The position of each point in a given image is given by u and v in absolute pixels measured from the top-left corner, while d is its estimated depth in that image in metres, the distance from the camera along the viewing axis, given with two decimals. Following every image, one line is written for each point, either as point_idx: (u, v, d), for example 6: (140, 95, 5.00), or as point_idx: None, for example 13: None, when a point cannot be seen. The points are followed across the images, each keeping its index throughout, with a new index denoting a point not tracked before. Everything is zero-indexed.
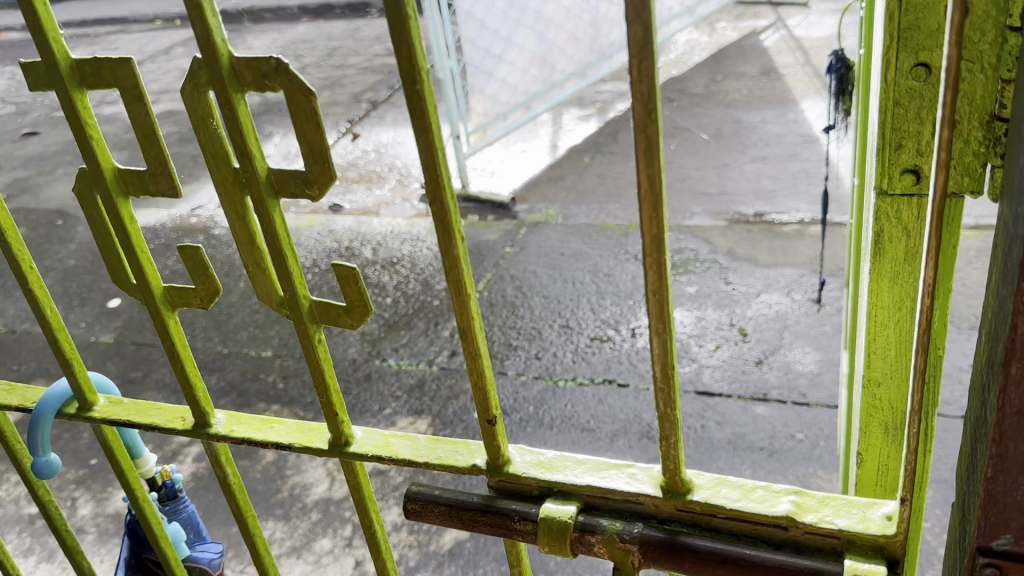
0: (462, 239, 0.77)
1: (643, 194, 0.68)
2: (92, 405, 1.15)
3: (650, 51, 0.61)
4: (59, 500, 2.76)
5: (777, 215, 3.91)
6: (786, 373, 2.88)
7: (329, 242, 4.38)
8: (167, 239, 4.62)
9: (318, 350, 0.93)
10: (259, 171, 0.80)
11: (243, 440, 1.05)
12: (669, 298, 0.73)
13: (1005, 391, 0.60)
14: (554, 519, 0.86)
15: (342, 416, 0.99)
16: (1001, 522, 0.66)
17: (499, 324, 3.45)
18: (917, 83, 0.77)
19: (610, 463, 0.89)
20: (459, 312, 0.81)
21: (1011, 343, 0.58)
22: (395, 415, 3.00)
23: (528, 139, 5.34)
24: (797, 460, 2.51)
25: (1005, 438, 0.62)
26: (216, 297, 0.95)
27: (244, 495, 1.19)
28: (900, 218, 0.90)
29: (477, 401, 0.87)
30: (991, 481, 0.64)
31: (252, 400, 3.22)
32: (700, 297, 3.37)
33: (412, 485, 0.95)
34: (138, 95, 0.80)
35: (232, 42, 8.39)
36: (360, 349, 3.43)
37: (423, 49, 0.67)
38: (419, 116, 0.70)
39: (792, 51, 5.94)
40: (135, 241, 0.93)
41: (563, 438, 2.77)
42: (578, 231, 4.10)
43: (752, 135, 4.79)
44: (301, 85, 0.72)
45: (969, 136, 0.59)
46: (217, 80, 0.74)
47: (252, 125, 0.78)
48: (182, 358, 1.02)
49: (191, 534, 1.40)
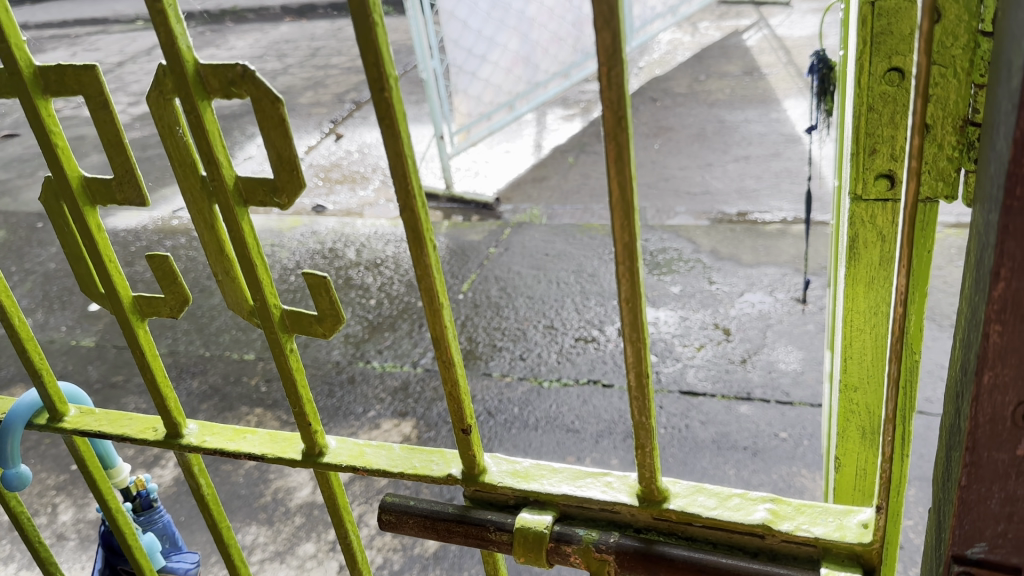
0: (435, 247, 0.77)
1: (614, 203, 0.67)
2: (62, 415, 1.14)
3: (619, 59, 0.61)
4: (39, 506, 2.73)
5: (760, 214, 3.92)
6: (770, 372, 2.89)
7: (312, 244, 4.35)
8: (148, 242, 4.59)
9: (290, 359, 0.92)
10: (226, 179, 0.78)
11: (216, 450, 1.05)
12: (642, 306, 0.73)
13: (978, 401, 0.60)
14: (529, 529, 0.86)
15: (316, 426, 0.98)
16: (975, 529, 0.66)
17: (483, 325, 3.44)
18: (891, 88, 0.77)
19: (587, 471, 0.88)
20: (432, 320, 0.80)
21: (982, 351, 0.58)
22: (379, 418, 2.98)
23: (512, 139, 5.33)
24: (780, 459, 2.52)
25: (978, 446, 0.62)
26: (185, 306, 0.93)
27: (218, 506, 1.18)
28: (875, 222, 0.90)
29: (452, 411, 0.86)
30: (966, 489, 0.64)
31: (235, 403, 3.19)
32: (684, 297, 3.38)
33: (387, 495, 0.95)
34: (102, 102, 0.79)
35: (215, 43, 8.33)
36: (344, 351, 3.41)
37: (391, 57, 0.66)
38: (389, 123, 0.69)
39: (774, 50, 5.96)
40: (103, 251, 0.92)
41: (547, 439, 2.76)
42: (562, 231, 4.10)
43: (735, 134, 4.81)
44: (268, 92, 0.71)
45: (944, 140, 0.60)
46: (181, 87, 0.73)
47: (218, 133, 0.77)
48: (153, 368, 1.00)
49: (168, 544, 1.40)
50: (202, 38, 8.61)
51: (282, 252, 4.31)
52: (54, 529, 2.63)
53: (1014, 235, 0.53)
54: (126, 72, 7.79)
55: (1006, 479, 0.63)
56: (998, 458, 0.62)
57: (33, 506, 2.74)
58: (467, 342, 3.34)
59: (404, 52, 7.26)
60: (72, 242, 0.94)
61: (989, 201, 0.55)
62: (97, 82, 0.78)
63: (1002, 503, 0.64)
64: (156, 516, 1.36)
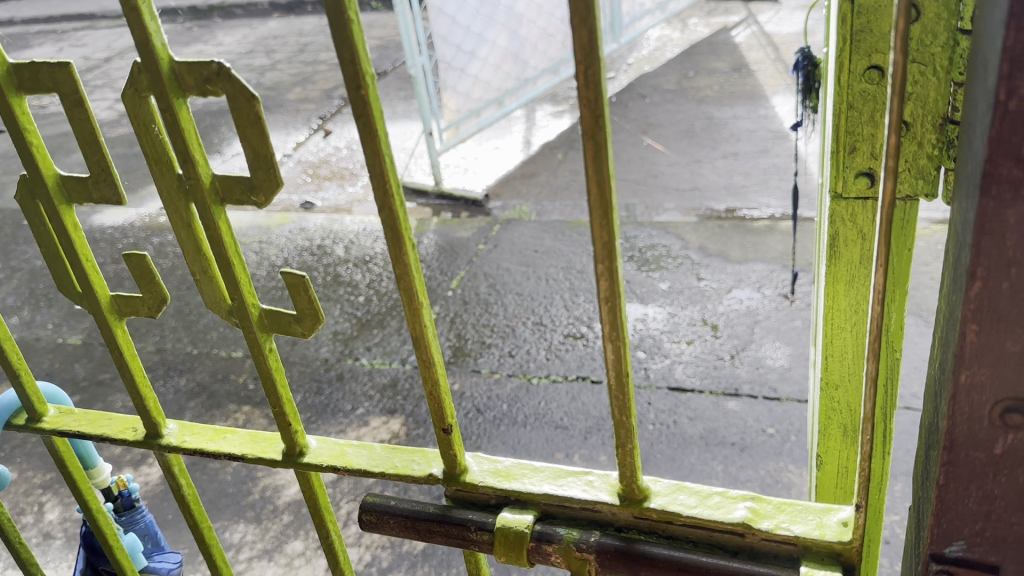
0: (414, 246, 0.77)
1: (593, 204, 0.67)
2: (41, 416, 1.13)
3: (597, 57, 0.61)
4: (25, 506, 2.71)
5: (748, 211, 3.93)
6: (757, 367, 2.90)
7: (301, 240, 4.33)
8: (136, 239, 4.56)
9: (269, 358, 0.92)
10: (203, 178, 0.78)
11: (196, 450, 1.04)
12: (622, 307, 0.73)
13: (955, 401, 0.60)
14: (510, 529, 0.86)
15: (297, 426, 0.98)
16: (953, 528, 0.66)
17: (472, 322, 3.43)
18: (870, 86, 0.79)
19: (568, 470, 0.88)
20: (412, 320, 0.80)
21: (959, 350, 0.58)
22: (368, 415, 2.98)
23: (501, 136, 5.33)
24: (768, 455, 2.53)
25: (955, 445, 0.62)
26: (163, 305, 0.93)
27: (198, 506, 1.17)
28: (855, 221, 0.91)
29: (432, 410, 0.86)
30: (943, 489, 0.65)
31: (223, 401, 3.18)
32: (672, 293, 3.38)
33: (367, 496, 0.94)
34: (78, 100, 0.78)
35: (203, 38, 8.29)
36: (332, 348, 3.40)
37: (367, 54, 0.66)
38: (365, 121, 0.69)
39: (763, 47, 5.98)
40: (80, 250, 0.91)
41: (536, 436, 2.76)
42: (552, 228, 4.09)
43: (724, 130, 4.82)
44: (244, 88, 0.70)
45: (922, 139, 0.61)
46: (155, 84, 0.73)
47: (195, 130, 0.76)
48: (131, 368, 1.00)
49: (150, 544, 1.42)
50: (190, 33, 8.56)
51: (270, 249, 4.29)
52: (40, 528, 2.62)
53: (989, 234, 0.54)
54: (113, 68, 7.74)
55: (982, 479, 0.63)
56: (975, 457, 0.62)
57: (19, 506, 2.72)
58: (456, 339, 3.34)
59: (393, 48, 7.24)
60: (47, 241, 0.93)
61: (965, 199, 0.55)
62: (71, 79, 0.77)
63: (979, 502, 0.64)
64: (138, 516, 1.39)
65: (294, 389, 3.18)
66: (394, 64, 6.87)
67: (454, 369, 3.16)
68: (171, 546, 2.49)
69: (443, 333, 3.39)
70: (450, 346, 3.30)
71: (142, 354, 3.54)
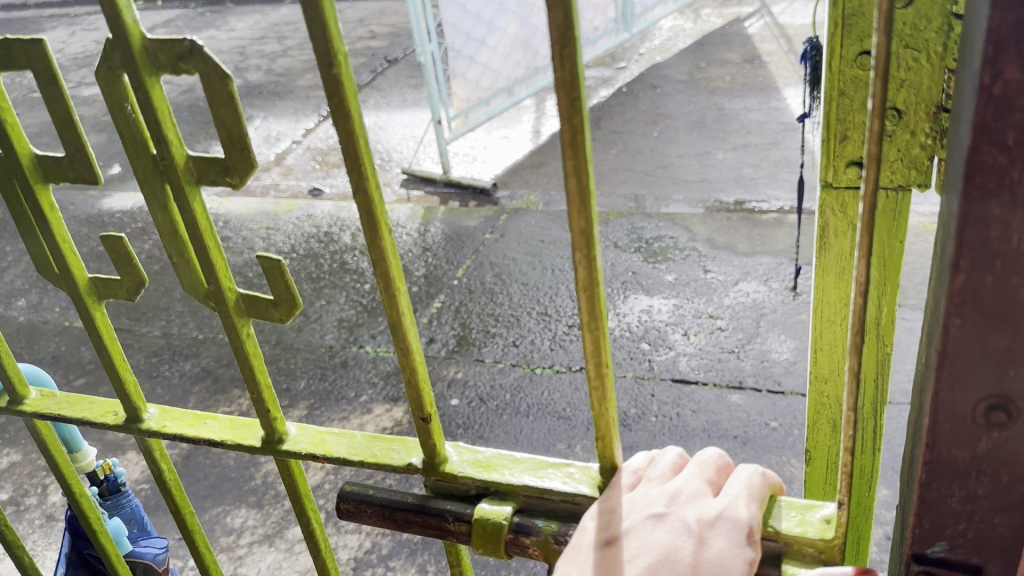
0: (389, 231, 0.76)
1: (569, 190, 0.66)
2: (24, 398, 1.13)
3: (572, 36, 0.60)
4: (29, 487, 2.74)
5: (757, 203, 3.91)
6: (762, 361, 2.88)
7: (308, 227, 4.33)
8: (144, 223, 4.58)
9: (247, 344, 0.91)
10: (177, 158, 0.77)
11: (176, 436, 1.04)
12: (599, 295, 0.72)
13: (937, 397, 0.59)
14: (488, 520, 0.85)
15: (276, 414, 0.98)
16: (935, 528, 0.66)
17: (477, 311, 3.43)
18: (862, 72, 0.81)
19: (549, 462, 0.89)
20: (389, 307, 0.80)
21: (941, 346, 0.57)
22: (371, 402, 2.98)
23: (511, 125, 5.31)
24: (770, 448, 2.51)
25: (938, 444, 0.61)
26: (141, 289, 0.93)
27: (181, 492, 1.18)
28: (846, 212, 0.93)
29: (411, 399, 0.86)
30: (925, 488, 0.64)
31: (228, 386, 3.19)
32: (678, 285, 3.37)
33: (346, 485, 0.95)
34: (53, 78, 0.78)
35: (214, 24, 8.28)
36: (337, 335, 3.40)
37: (339, 32, 0.65)
38: (338, 100, 0.68)
39: (776, 38, 5.92)
40: (56, 230, 0.92)
41: (539, 426, 2.76)
42: (559, 218, 4.08)
43: (735, 122, 4.78)
44: (216, 67, 0.70)
45: (917, 125, 0.69)
46: (124, 61, 0.72)
47: (168, 111, 0.76)
48: (110, 352, 1.00)
49: (135, 529, 1.46)
50: (202, 19, 8.55)
51: (277, 235, 4.29)
52: (44, 509, 2.64)
53: (974, 224, 0.53)
54: None
55: (965, 479, 0.62)
56: (957, 456, 0.61)
57: (24, 487, 2.74)
58: (461, 328, 3.34)
59: (404, 36, 7.21)
60: (24, 222, 0.93)
61: (947, 191, 0.55)
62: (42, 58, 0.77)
63: (962, 502, 0.63)
64: (123, 500, 1.43)
65: (299, 376, 3.18)
66: (405, 52, 6.85)
67: (458, 357, 3.16)
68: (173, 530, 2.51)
69: (447, 322, 3.38)
70: (454, 334, 3.30)
71: (148, 338, 3.55)
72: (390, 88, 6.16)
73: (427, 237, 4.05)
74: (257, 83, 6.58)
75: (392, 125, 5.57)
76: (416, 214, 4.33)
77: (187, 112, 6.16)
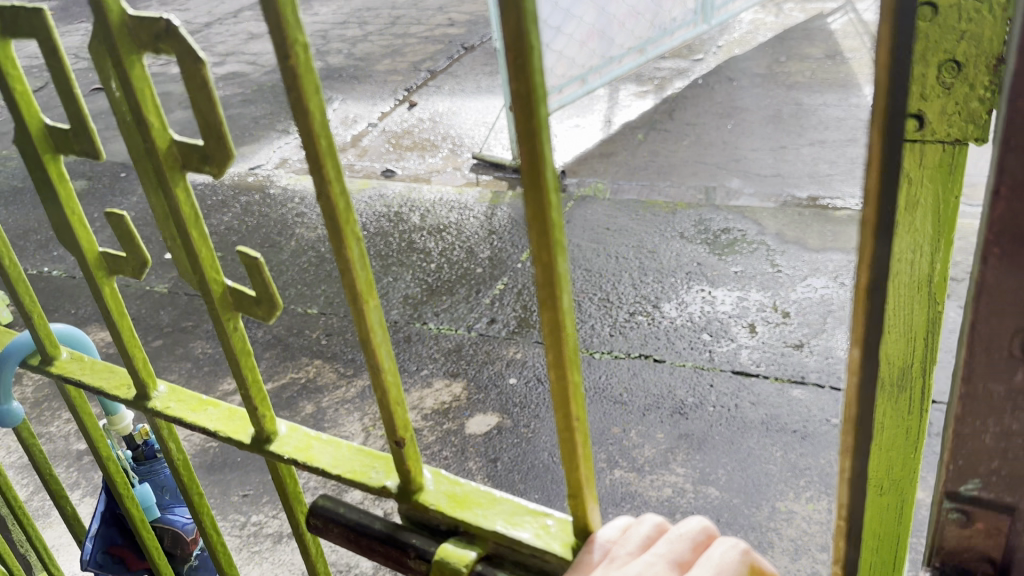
0: (355, 242, 0.76)
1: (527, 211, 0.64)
2: (53, 358, 1.21)
3: (527, 48, 0.56)
4: None
5: (831, 200, 3.83)
6: (827, 357, 2.83)
7: (379, 207, 4.42)
8: (225, 196, 4.76)
9: (234, 338, 0.94)
10: (159, 143, 0.80)
11: (176, 418, 1.09)
12: (563, 326, 0.70)
13: (975, 323, 0.55)
14: (449, 563, 0.86)
15: (267, 413, 1.01)
16: (969, 464, 0.61)
17: (539, 294, 3.46)
18: None
19: (528, 510, 0.88)
20: (359, 321, 0.81)
21: (982, 271, 0.53)
22: (432, 376, 3.04)
23: (582, 114, 5.31)
24: (829, 445, 2.49)
25: (974, 375, 0.57)
26: (146, 267, 0.98)
27: (190, 473, 1.23)
28: None
29: (385, 422, 0.87)
30: (959, 421, 0.60)
31: (296, 353, 3.30)
32: (744, 278, 3.33)
33: (321, 497, 0.98)
34: (52, 48, 0.82)
35: (299, 8, 8.51)
36: (402, 311, 3.48)
37: (300, 24, 0.65)
38: (294, 91, 0.67)
39: (859, 35, 5.77)
40: (64, 200, 0.97)
41: (595, 409, 2.77)
42: (626, 206, 4.07)
43: (812, 117, 4.68)
44: (188, 50, 0.71)
45: (975, 81, 0.50)
46: (106, 39, 0.75)
47: (151, 96, 0.78)
48: (119, 325, 1.04)
49: (167, 496, 1.45)
50: None
51: None
52: None
53: (1016, 146, 0.49)
54: (212, 33, 8.04)
55: (1002, 413, 0.58)
56: (994, 389, 0.57)
57: None
58: (522, 309, 3.38)
59: (482, 24, 7.27)
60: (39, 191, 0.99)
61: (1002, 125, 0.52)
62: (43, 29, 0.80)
63: (998, 437, 0.59)
64: (157, 466, 1.40)
65: (363, 348, 3.28)
66: (481, 39, 6.91)
67: (518, 338, 3.20)
68: (239, 486, 2.63)
69: (509, 303, 3.42)
70: (515, 316, 3.34)
71: None
72: (465, 75, 6.24)
73: (494, 221, 4.10)
74: (337, 66, 6.74)
75: (466, 111, 5.64)
76: (484, 197, 4.38)
77: (268, 92, 6.36)
